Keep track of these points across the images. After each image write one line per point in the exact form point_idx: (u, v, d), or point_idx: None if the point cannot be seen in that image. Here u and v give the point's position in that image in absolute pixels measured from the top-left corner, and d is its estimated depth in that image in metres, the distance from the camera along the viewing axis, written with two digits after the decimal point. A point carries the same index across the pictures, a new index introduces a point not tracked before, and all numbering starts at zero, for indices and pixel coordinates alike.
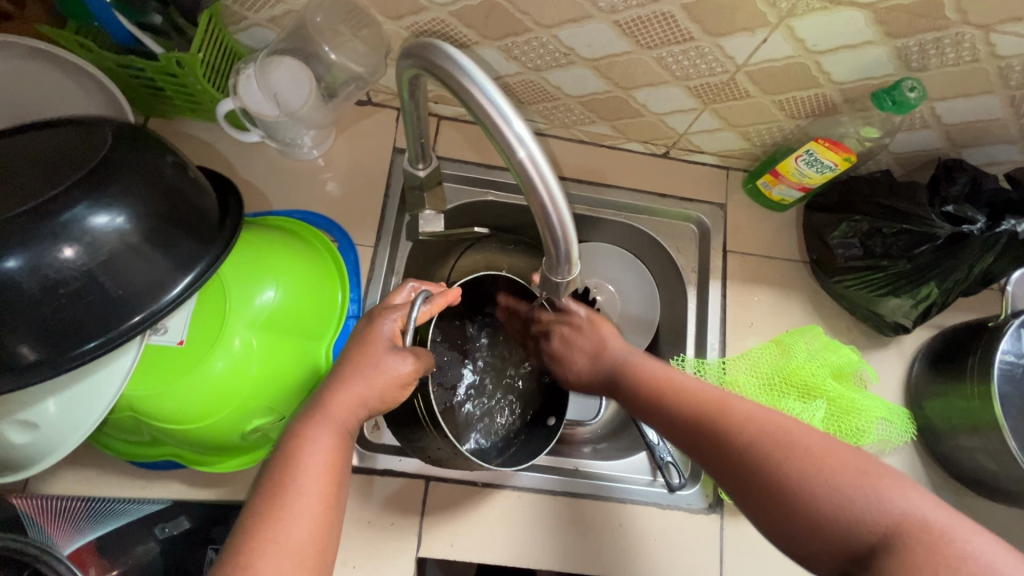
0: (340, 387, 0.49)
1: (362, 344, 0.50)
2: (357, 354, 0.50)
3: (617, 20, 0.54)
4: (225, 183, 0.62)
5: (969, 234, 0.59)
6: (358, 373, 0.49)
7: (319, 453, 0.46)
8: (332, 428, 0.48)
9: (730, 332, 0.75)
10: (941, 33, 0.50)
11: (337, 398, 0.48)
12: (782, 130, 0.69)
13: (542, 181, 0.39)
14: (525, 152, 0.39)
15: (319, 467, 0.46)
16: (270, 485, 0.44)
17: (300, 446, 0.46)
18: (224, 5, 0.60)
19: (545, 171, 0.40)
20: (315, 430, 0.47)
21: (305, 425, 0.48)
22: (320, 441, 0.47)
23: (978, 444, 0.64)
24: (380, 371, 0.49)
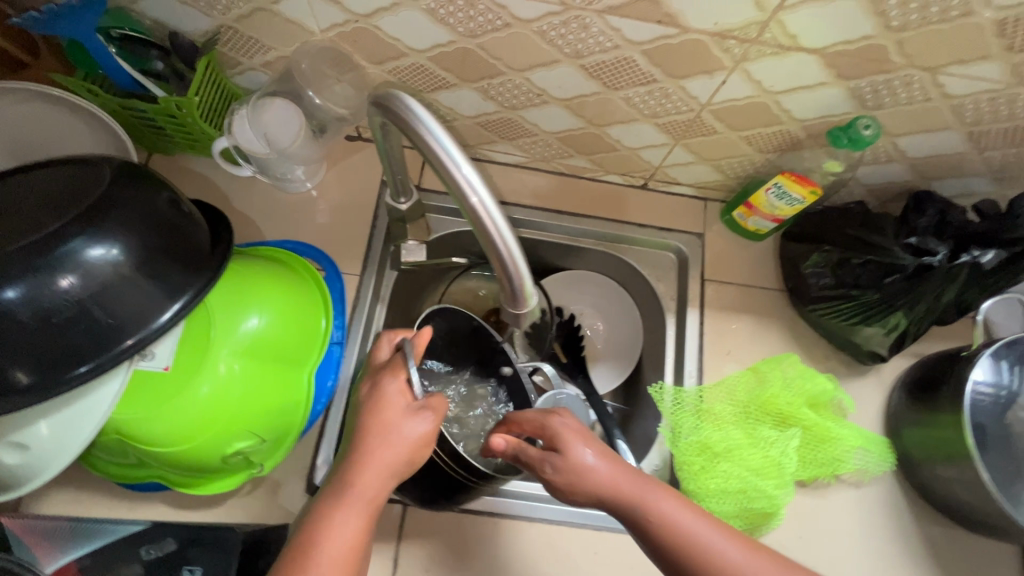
0: (366, 462, 0.49)
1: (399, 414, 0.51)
2: (375, 425, 0.51)
3: (583, 64, 0.57)
4: (218, 215, 0.66)
5: (931, 266, 0.61)
6: (382, 443, 0.50)
7: (343, 528, 0.47)
8: (360, 507, 0.48)
9: (709, 359, 0.76)
10: (890, 75, 0.53)
11: (365, 473, 0.49)
12: (753, 164, 0.71)
13: (491, 222, 0.42)
14: (477, 198, 0.41)
15: (343, 546, 0.46)
16: (294, 559, 0.45)
17: (326, 522, 0.47)
18: (220, 52, 0.65)
19: (494, 214, 0.42)
20: (342, 508, 0.48)
21: (337, 500, 0.48)
22: (345, 519, 0.47)
23: (954, 474, 0.64)
24: (400, 435, 0.50)
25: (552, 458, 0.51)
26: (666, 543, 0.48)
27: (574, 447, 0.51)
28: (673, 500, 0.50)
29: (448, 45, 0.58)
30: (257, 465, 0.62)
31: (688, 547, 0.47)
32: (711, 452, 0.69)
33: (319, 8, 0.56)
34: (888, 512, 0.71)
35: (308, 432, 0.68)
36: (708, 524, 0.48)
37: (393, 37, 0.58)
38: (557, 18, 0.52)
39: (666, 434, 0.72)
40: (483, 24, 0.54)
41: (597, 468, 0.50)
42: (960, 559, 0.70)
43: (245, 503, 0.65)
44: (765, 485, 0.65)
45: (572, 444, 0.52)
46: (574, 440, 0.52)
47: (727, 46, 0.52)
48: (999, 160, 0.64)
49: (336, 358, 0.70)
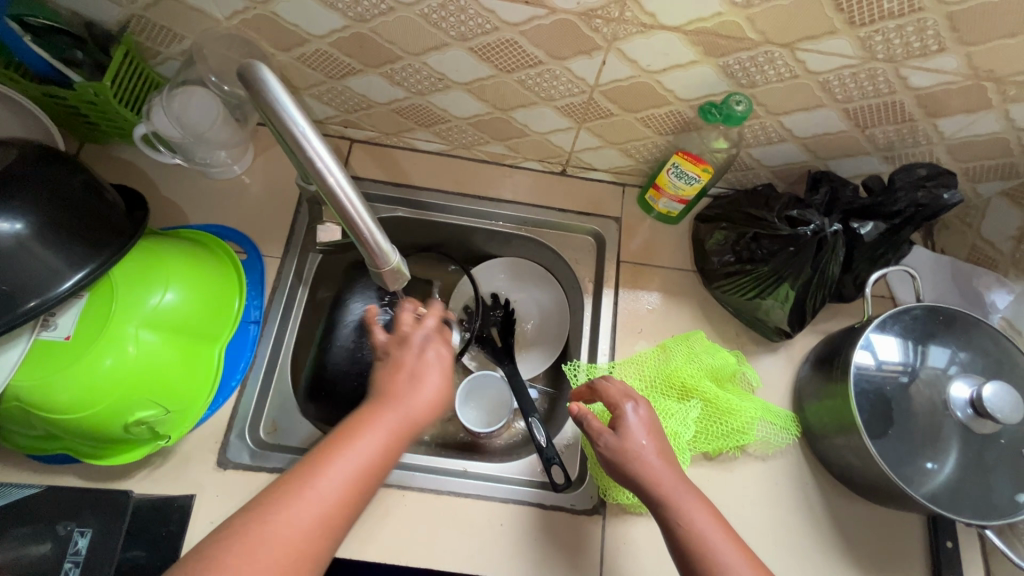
0: (400, 396, 0.55)
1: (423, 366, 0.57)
2: (421, 382, 0.56)
3: (471, 47, 0.60)
4: (135, 198, 0.69)
5: (806, 235, 0.63)
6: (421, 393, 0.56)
7: (374, 439, 0.51)
8: (393, 425, 0.53)
9: (621, 338, 0.78)
10: (752, 51, 0.55)
11: (399, 398, 0.55)
12: (656, 146, 0.74)
13: (346, 199, 0.47)
14: (334, 179, 0.46)
15: (364, 455, 0.50)
16: (314, 464, 0.49)
17: (353, 438, 0.51)
18: (138, 41, 0.68)
19: (351, 195, 0.47)
20: (374, 428, 0.52)
21: (363, 422, 0.53)
22: (377, 436, 0.52)
23: (846, 442, 0.65)
24: (438, 398, 0.57)
25: (615, 438, 0.58)
26: (675, 530, 0.55)
27: (632, 436, 0.58)
28: (690, 495, 0.56)
29: (344, 30, 0.61)
30: (164, 436, 0.64)
31: (693, 537, 0.54)
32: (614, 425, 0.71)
33: None
34: (794, 484, 0.72)
35: (220, 408, 0.70)
36: (714, 523, 0.55)
37: (292, 23, 0.61)
38: (435, 0, 0.55)
39: None
40: (370, 8, 0.57)
41: (645, 457, 0.57)
42: (863, 530, 0.71)
43: (154, 476, 0.66)
44: None
45: (633, 434, 0.58)
46: (642, 433, 0.59)
47: (595, 25, 0.55)
48: (883, 138, 0.67)
49: (250, 337, 0.73)
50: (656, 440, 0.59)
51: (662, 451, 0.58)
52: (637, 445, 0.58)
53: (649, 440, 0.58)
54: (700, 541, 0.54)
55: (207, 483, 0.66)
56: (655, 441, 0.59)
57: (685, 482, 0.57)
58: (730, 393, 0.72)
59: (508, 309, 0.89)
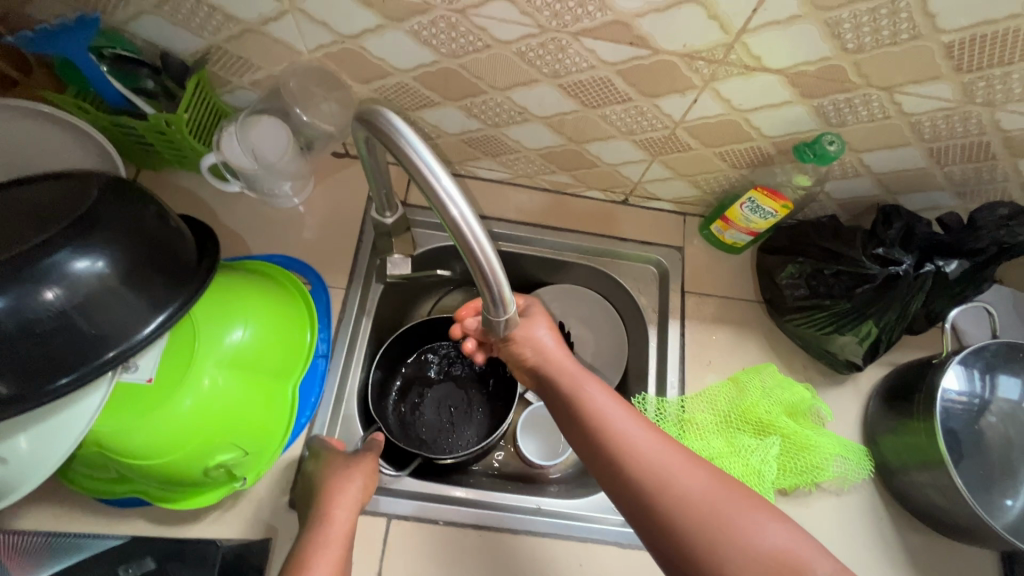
0: (333, 506, 0.58)
1: (343, 469, 0.62)
2: (329, 491, 0.60)
3: (561, 84, 0.60)
4: (206, 231, 0.67)
5: (897, 275, 0.64)
6: (335, 497, 0.59)
7: (328, 555, 0.54)
8: (335, 542, 0.55)
9: (689, 370, 0.77)
10: (851, 94, 0.55)
11: (332, 511, 0.58)
12: (728, 179, 0.74)
13: (474, 238, 0.43)
14: (458, 211, 0.42)
15: (325, 570, 0.53)
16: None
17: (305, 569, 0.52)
18: (211, 71, 0.67)
19: (476, 229, 0.43)
20: (319, 547, 0.55)
21: (310, 546, 0.55)
22: (327, 553, 0.54)
23: (929, 480, 0.65)
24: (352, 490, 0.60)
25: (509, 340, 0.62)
26: (586, 416, 0.56)
27: (535, 323, 0.62)
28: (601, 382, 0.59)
29: (432, 65, 0.60)
30: (240, 478, 0.62)
31: (600, 419, 0.55)
32: None
33: (307, 29, 0.58)
34: (869, 519, 0.72)
35: (293, 446, 0.68)
36: (618, 405, 0.56)
37: (379, 57, 0.60)
38: (534, 39, 0.54)
39: None
40: (465, 45, 0.57)
41: (543, 350, 0.61)
42: (937, 565, 0.71)
43: (226, 517, 0.64)
44: None
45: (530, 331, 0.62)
46: (540, 321, 0.62)
47: (696, 66, 0.55)
48: (960, 175, 0.67)
49: (320, 371, 0.72)
50: (555, 337, 0.63)
51: (572, 354, 0.61)
52: (537, 343, 0.61)
53: (550, 332, 0.62)
54: (604, 430, 0.54)
55: (280, 524, 0.64)
56: (555, 337, 0.62)
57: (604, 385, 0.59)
58: (807, 428, 0.72)
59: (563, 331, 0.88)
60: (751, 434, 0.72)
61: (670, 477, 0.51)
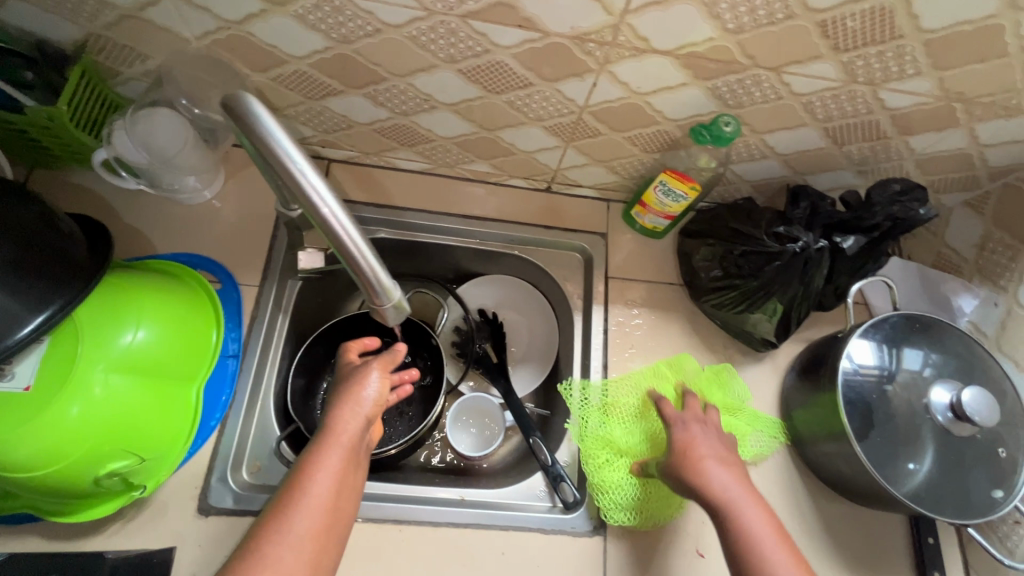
0: (345, 413, 0.57)
1: (360, 374, 0.60)
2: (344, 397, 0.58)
3: (460, 69, 0.59)
4: (97, 228, 0.64)
5: (795, 252, 0.65)
6: (346, 403, 0.58)
7: (333, 460, 0.54)
8: (339, 450, 0.54)
9: (613, 355, 0.78)
10: (741, 75, 0.56)
11: (342, 416, 0.57)
12: (643, 163, 0.74)
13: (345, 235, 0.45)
14: (327, 208, 0.43)
15: (326, 482, 0.52)
16: (281, 503, 0.50)
17: (311, 471, 0.52)
18: (97, 61, 0.64)
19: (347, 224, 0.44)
20: (327, 451, 0.54)
21: (316, 448, 0.54)
22: (329, 462, 0.53)
23: (836, 450, 0.67)
24: (362, 398, 0.59)
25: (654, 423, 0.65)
26: (704, 488, 0.57)
27: (680, 414, 0.64)
28: (721, 459, 0.59)
29: (326, 51, 0.59)
30: (137, 487, 0.59)
31: (725, 503, 0.55)
32: (616, 447, 0.71)
33: (188, 15, 0.56)
34: (786, 491, 0.74)
35: (201, 451, 0.65)
36: (728, 473, 0.57)
37: (269, 44, 0.58)
38: (424, 23, 0.53)
39: (573, 427, 0.74)
40: (355, 29, 0.55)
41: (689, 442, 0.61)
42: (850, 532, 0.73)
43: (127, 528, 0.61)
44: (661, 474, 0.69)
45: (671, 420, 0.64)
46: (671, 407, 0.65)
47: (588, 49, 0.55)
48: (858, 154, 0.69)
49: (231, 371, 0.70)
50: (696, 413, 0.65)
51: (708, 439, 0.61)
52: (684, 434, 0.62)
53: (695, 413, 0.65)
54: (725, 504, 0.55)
55: (187, 531, 0.62)
56: (701, 416, 0.65)
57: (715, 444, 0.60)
58: (733, 413, 0.74)
59: (494, 320, 0.88)
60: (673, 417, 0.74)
61: (749, 537, 0.53)
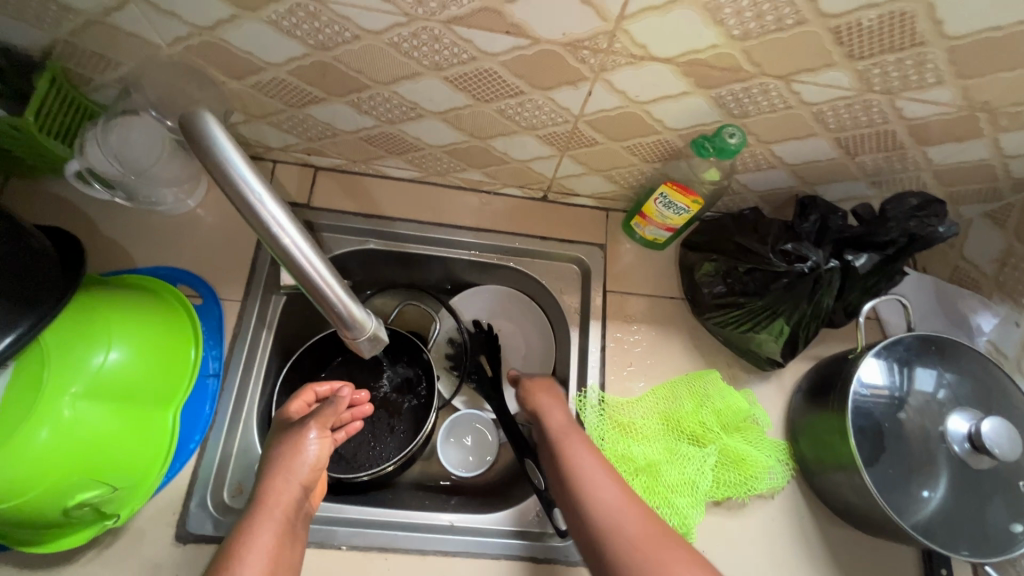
0: (277, 481, 0.57)
1: (291, 439, 0.60)
2: (278, 462, 0.58)
3: (446, 76, 0.55)
4: (71, 241, 0.62)
5: (804, 272, 0.61)
6: (279, 469, 0.58)
7: (266, 529, 0.53)
8: (273, 517, 0.54)
9: (610, 373, 0.75)
10: (747, 83, 0.52)
11: (274, 485, 0.56)
12: (643, 173, 0.70)
13: (313, 268, 0.42)
14: (289, 239, 0.40)
15: (262, 552, 0.51)
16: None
17: (244, 543, 0.51)
18: (68, 68, 0.61)
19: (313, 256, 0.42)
20: (262, 519, 0.53)
21: (251, 518, 0.54)
22: (265, 529, 0.53)
23: (844, 479, 0.64)
24: (299, 460, 0.58)
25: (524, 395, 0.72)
26: (568, 470, 0.61)
27: (538, 401, 0.70)
28: (574, 437, 0.64)
29: (304, 58, 0.55)
30: (110, 516, 0.57)
31: (585, 486, 0.59)
32: (632, 467, 0.68)
33: (157, 21, 0.53)
34: (791, 519, 0.70)
35: (180, 475, 0.63)
36: (596, 466, 0.60)
37: (244, 51, 0.55)
38: (406, 29, 0.50)
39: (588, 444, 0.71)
40: (333, 36, 0.52)
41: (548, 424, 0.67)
42: (857, 562, 0.70)
43: (102, 557, 0.59)
44: (677, 501, 0.65)
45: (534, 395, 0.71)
46: (539, 392, 0.71)
47: (582, 56, 0.51)
48: (872, 165, 0.65)
49: (211, 391, 0.67)
50: (559, 402, 0.70)
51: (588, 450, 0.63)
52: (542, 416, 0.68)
53: (553, 400, 0.70)
54: (594, 498, 0.58)
55: (163, 560, 0.60)
56: (555, 405, 0.69)
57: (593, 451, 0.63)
58: (742, 437, 0.70)
59: (490, 334, 0.84)
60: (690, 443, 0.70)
61: (627, 540, 0.54)
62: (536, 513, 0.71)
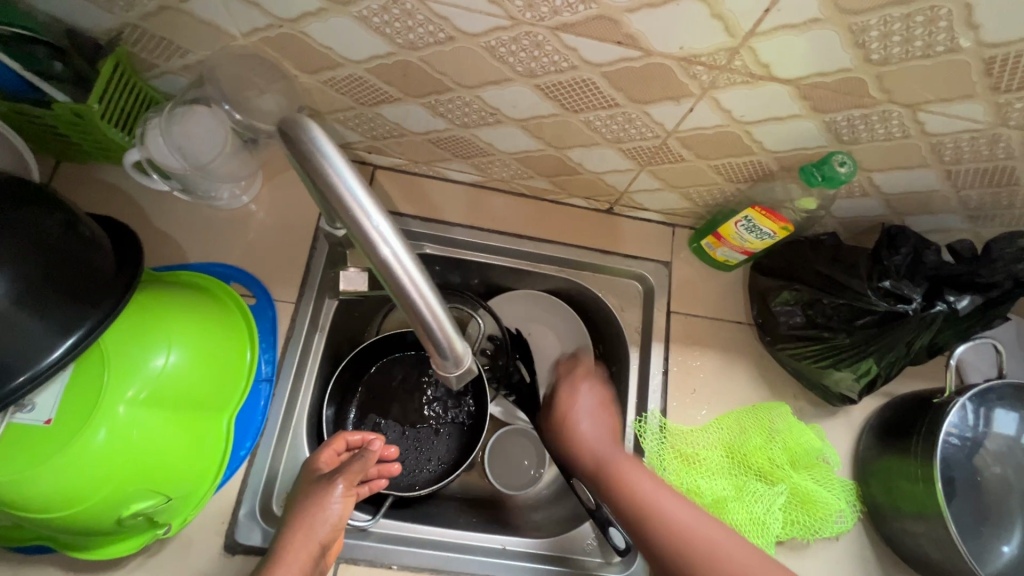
0: (296, 542, 0.54)
1: (318, 491, 0.57)
2: (297, 524, 0.55)
3: (538, 84, 0.52)
4: (128, 235, 0.59)
5: (906, 314, 0.58)
6: (298, 530, 0.54)
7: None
8: None
9: (672, 400, 0.71)
10: (868, 110, 0.48)
11: (295, 539, 0.54)
12: (723, 193, 0.66)
13: (413, 287, 0.36)
14: (389, 249, 0.34)
15: None
16: None
17: None
18: (131, 52, 0.57)
19: (414, 271, 0.36)
20: None
21: None
22: None
23: (923, 530, 0.60)
24: (318, 523, 0.55)
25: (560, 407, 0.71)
26: (561, 409, 0.71)
27: (566, 386, 0.73)
28: (622, 453, 0.63)
29: (387, 57, 0.52)
30: (163, 525, 0.55)
31: (636, 497, 0.58)
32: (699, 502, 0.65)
33: (237, 9, 0.49)
34: (857, 564, 0.67)
35: (229, 484, 0.61)
36: (648, 479, 0.60)
37: (324, 45, 0.52)
38: (506, 33, 0.46)
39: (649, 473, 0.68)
40: (425, 35, 0.48)
41: (584, 434, 0.66)
42: None
43: (151, 564, 0.57)
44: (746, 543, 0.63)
45: (568, 403, 0.70)
46: (574, 399, 0.70)
47: (694, 72, 0.47)
48: (976, 200, 0.60)
49: (264, 396, 0.65)
50: (594, 404, 0.70)
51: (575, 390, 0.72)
52: (576, 416, 0.68)
53: (594, 405, 0.69)
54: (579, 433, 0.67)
55: (214, 572, 0.58)
56: (597, 417, 0.68)
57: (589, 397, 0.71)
58: (811, 475, 0.67)
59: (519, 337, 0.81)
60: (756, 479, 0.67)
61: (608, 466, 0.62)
62: (592, 539, 0.68)
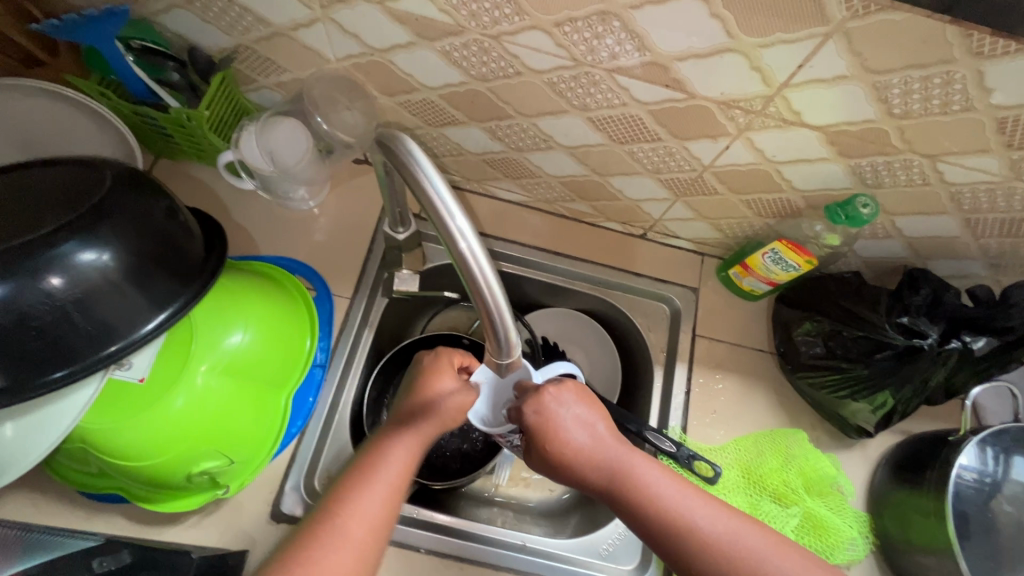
0: (397, 438, 0.57)
1: (428, 384, 0.59)
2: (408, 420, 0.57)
3: (590, 117, 0.58)
4: (216, 230, 0.64)
5: (921, 348, 0.62)
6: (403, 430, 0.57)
7: (373, 498, 0.53)
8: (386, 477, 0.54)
9: (692, 418, 0.75)
10: (891, 157, 0.53)
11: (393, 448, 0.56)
12: (753, 226, 0.71)
13: (481, 276, 0.41)
14: (466, 246, 0.41)
15: (366, 518, 0.52)
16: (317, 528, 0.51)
17: (349, 498, 0.52)
18: (237, 69, 0.66)
19: (484, 265, 0.41)
20: (367, 481, 0.53)
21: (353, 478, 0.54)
22: (369, 499, 0.53)
23: (933, 563, 0.62)
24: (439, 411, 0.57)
25: (537, 435, 0.57)
26: (557, 441, 0.57)
27: (540, 413, 0.57)
28: (627, 456, 0.57)
29: (459, 85, 0.59)
30: (223, 486, 0.61)
31: (666, 512, 0.54)
32: None
33: (337, 39, 0.58)
34: None
35: (279, 457, 0.67)
36: (661, 479, 0.56)
37: (406, 72, 0.59)
38: (568, 72, 0.53)
39: None
40: (496, 69, 0.55)
41: (578, 447, 0.57)
42: None
43: (205, 522, 0.63)
44: None
45: (550, 424, 0.57)
46: (561, 413, 0.58)
47: (732, 114, 0.53)
48: (996, 248, 0.63)
49: (317, 380, 0.71)
50: (583, 412, 0.59)
51: (571, 418, 0.58)
52: (568, 437, 0.57)
53: (579, 409, 0.59)
54: (589, 461, 0.57)
55: (260, 535, 0.63)
56: (582, 412, 0.59)
57: (583, 410, 0.59)
58: (824, 502, 0.69)
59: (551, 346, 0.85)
60: (770, 500, 0.70)
61: (644, 507, 0.55)
62: (607, 545, 0.71)
